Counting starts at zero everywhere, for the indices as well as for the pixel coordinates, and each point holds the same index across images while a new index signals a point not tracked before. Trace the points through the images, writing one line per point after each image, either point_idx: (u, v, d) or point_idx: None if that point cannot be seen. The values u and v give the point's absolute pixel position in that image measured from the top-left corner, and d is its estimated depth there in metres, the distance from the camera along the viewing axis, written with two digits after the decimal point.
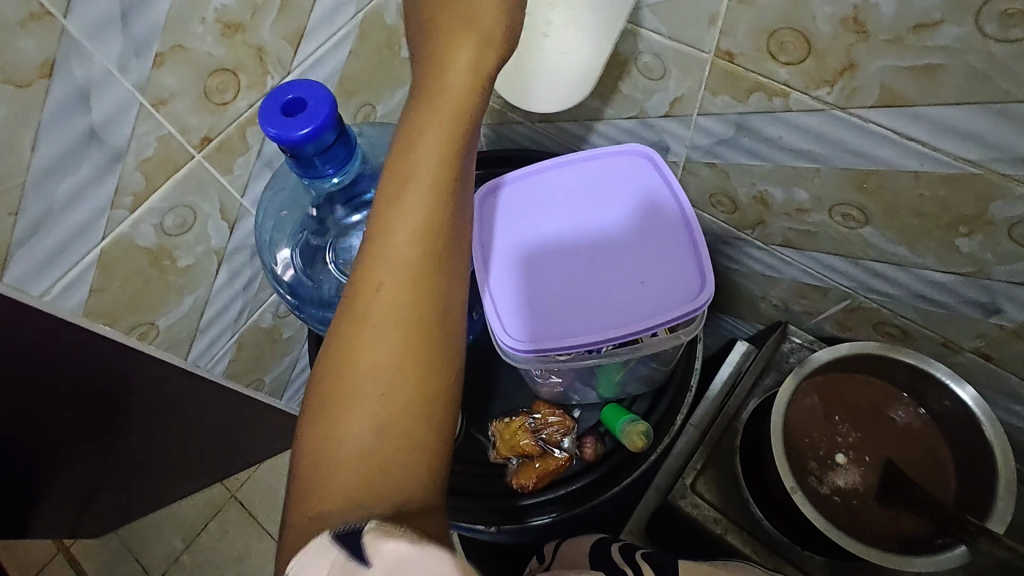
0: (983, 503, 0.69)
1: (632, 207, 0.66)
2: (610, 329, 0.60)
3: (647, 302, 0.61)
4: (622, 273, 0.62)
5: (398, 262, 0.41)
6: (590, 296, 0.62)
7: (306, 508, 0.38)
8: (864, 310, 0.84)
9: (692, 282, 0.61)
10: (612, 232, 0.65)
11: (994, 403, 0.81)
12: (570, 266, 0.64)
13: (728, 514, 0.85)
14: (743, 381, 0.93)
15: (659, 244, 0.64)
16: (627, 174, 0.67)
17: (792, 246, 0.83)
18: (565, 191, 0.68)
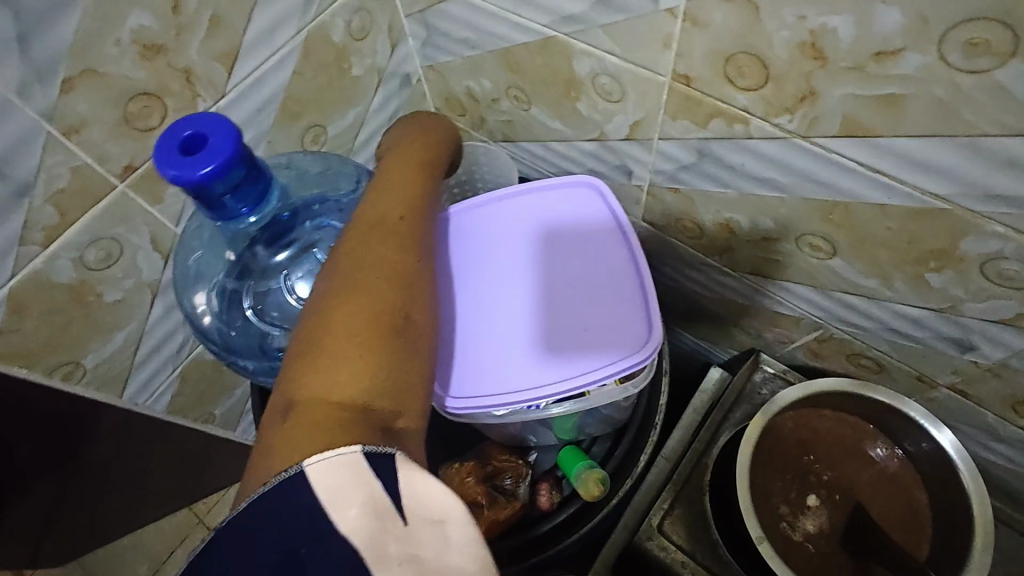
0: (959, 554, 0.65)
1: (578, 244, 0.61)
2: (550, 383, 0.55)
3: (591, 350, 0.56)
4: (564, 320, 0.58)
5: (405, 205, 0.50)
6: (529, 343, 0.57)
7: (327, 385, 0.37)
8: (837, 340, 0.81)
9: (640, 329, 0.57)
10: (555, 272, 0.60)
11: (972, 440, 0.78)
12: (509, 310, 0.59)
13: (697, 556, 0.81)
14: (713, 414, 0.89)
15: (605, 287, 0.59)
16: (575, 207, 0.63)
17: (762, 274, 0.80)
18: (506, 226, 0.63)
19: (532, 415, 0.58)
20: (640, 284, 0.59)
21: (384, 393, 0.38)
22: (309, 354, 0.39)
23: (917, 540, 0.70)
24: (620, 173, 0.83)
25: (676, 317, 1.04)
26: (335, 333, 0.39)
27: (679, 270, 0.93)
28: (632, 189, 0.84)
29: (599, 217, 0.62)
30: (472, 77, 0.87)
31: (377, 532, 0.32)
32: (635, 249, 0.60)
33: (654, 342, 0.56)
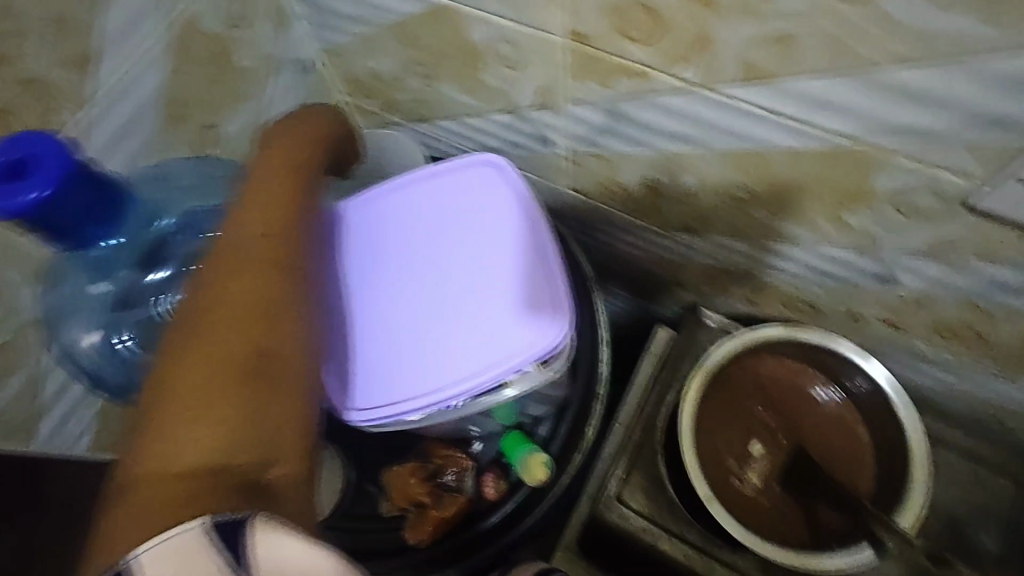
0: (900, 483, 0.68)
1: (473, 225, 0.56)
2: (456, 383, 0.52)
3: (494, 342, 0.53)
4: (464, 313, 0.54)
5: (262, 229, 0.47)
6: (429, 344, 0.54)
7: (172, 455, 0.37)
8: (772, 287, 0.81)
9: (546, 310, 0.53)
10: (451, 261, 0.56)
11: (906, 368, 0.79)
12: (406, 311, 0.55)
13: (659, 520, 0.82)
14: (661, 373, 0.89)
15: (505, 269, 0.54)
16: (468, 185, 0.58)
17: (692, 231, 0.78)
18: (398, 218, 0.59)
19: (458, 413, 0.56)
20: (542, 260, 0.55)
21: (233, 454, 0.37)
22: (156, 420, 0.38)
23: (860, 473, 0.73)
24: (538, 142, 0.79)
25: (618, 281, 1.03)
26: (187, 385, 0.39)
27: (613, 235, 0.91)
28: (553, 157, 0.80)
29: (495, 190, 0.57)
30: (372, 56, 0.81)
31: None
32: (534, 221, 0.55)
33: (563, 321, 0.52)
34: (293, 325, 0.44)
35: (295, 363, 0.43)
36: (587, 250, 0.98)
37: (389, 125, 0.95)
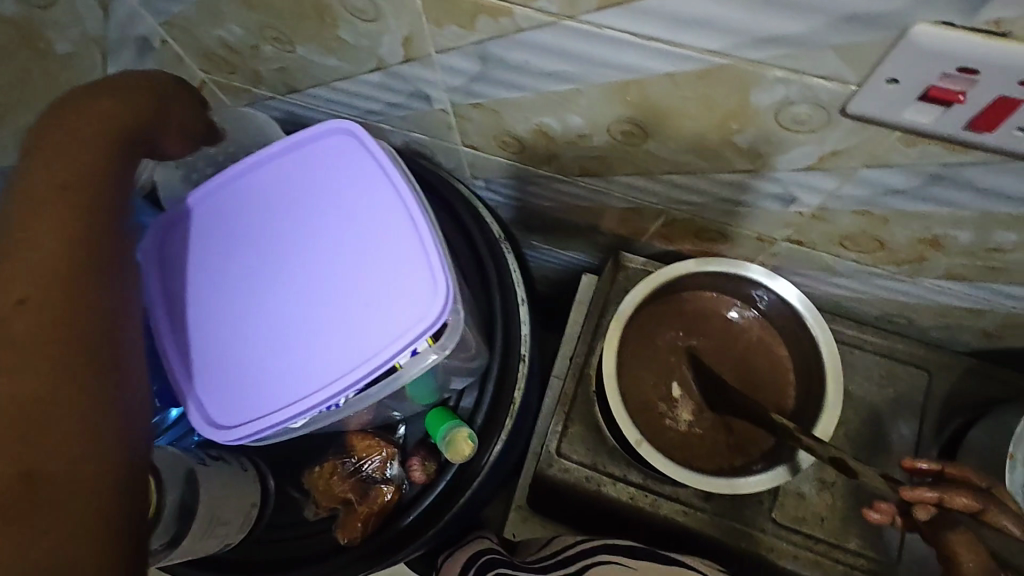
0: (818, 393, 0.70)
1: (336, 205, 0.52)
2: (336, 378, 0.48)
3: (371, 329, 0.48)
4: (335, 302, 0.50)
5: (24, 314, 0.41)
6: (302, 342, 0.50)
7: None
8: (681, 221, 0.79)
9: (423, 284, 0.48)
10: (318, 248, 0.51)
11: (817, 282, 0.80)
12: (274, 309, 0.51)
13: (601, 467, 0.81)
14: (586, 322, 0.88)
15: (375, 247, 0.50)
16: (329, 162, 0.53)
17: (593, 174, 0.75)
18: (258, 209, 0.54)
19: (353, 408, 0.52)
20: (411, 230, 0.50)
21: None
22: None
23: (783, 389, 0.75)
24: (419, 100, 0.73)
25: (536, 235, 1.00)
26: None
27: (519, 189, 0.87)
28: (439, 114, 0.75)
29: (358, 163, 0.53)
30: (218, 25, 0.72)
31: None
32: (401, 191, 0.51)
33: (442, 293, 0.48)
34: (77, 424, 0.40)
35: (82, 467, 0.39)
36: (498, 206, 0.94)
37: (261, 101, 0.86)
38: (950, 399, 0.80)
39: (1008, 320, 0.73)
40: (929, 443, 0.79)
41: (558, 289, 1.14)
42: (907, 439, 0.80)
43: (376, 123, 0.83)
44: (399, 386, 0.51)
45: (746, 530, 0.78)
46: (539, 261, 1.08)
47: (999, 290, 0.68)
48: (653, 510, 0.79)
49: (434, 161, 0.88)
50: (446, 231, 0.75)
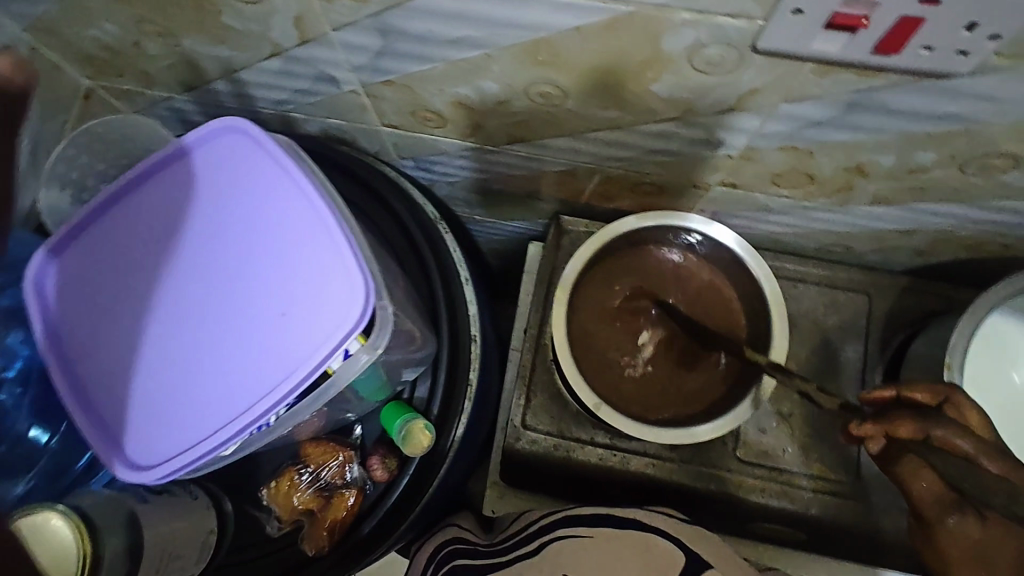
0: (766, 331, 0.71)
1: (240, 217, 0.49)
2: (262, 397, 0.46)
3: (291, 339, 0.46)
4: (250, 319, 0.47)
5: None
6: (220, 363, 0.47)
7: None
8: (616, 177, 0.78)
9: (341, 285, 0.46)
10: (227, 263, 0.49)
11: (755, 221, 0.81)
12: (190, 335, 0.48)
13: (568, 433, 0.81)
14: (537, 292, 0.86)
15: (285, 255, 0.48)
16: (227, 173, 0.51)
17: (520, 140, 0.73)
18: (160, 233, 0.51)
19: (291, 422, 0.50)
20: (321, 227, 0.48)
21: None
22: None
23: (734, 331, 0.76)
24: (327, 83, 0.69)
25: (476, 209, 0.97)
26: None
27: (450, 164, 0.84)
28: (350, 96, 0.71)
29: (258, 170, 0.50)
30: (89, 24, 0.65)
31: None
32: (307, 191, 0.49)
33: (362, 291, 0.46)
34: None
35: None
36: (433, 185, 0.91)
37: (158, 103, 0.80)
38: (891, 318, 0.83)
39: (937, 235, 0.76)
40: (876, 363, 0.82)
41: (508, 260, 1.12)
42: (855, 362, 0.82)
43: (287, 113, 0.78)
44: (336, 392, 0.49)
45: (713, 472, 0.80)
46: (485, 234, 1.05)
47: (926, 208, 0.70)
48: (624, 468, 0.80)
49: (357, 146, 0.83)
50: (378, 219, 0.72)
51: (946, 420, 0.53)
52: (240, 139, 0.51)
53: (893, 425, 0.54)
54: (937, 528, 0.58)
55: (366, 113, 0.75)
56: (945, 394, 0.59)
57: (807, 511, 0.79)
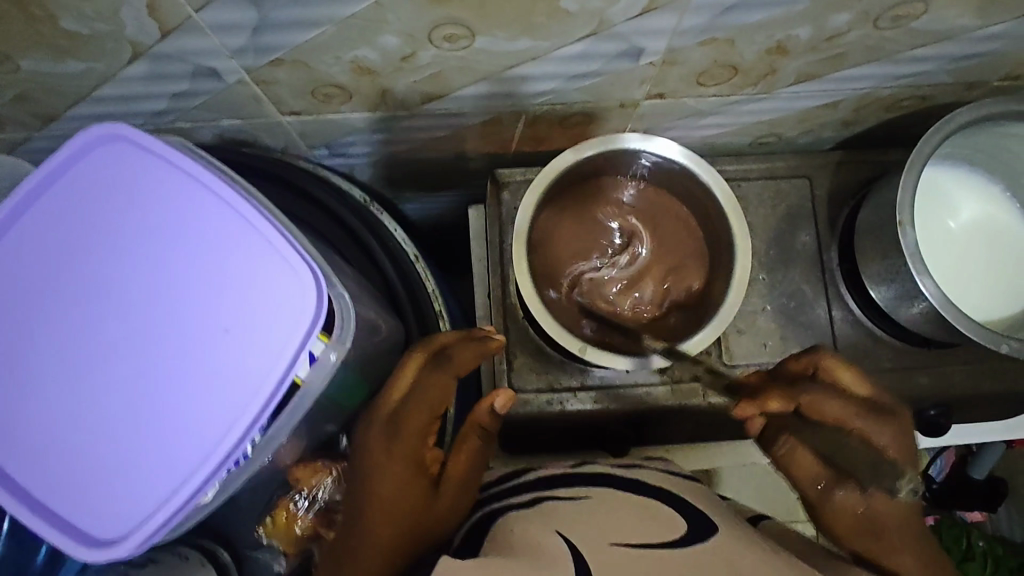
0: (726, 235, 0.71)
1: (141, 235, 0.43)
2: (228, 428, 0.41)
3: (244, 355, 0.41)
4: (186, 343, 0.42)
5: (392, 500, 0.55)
6: (164, 403, 0.42)
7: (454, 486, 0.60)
8: (543, 115, 0.74)
9: (283, 282, 0.42)
10: (141, 289, 0.43)
11: (688, 129, 0.80)
12: (118, 377, 0.42)
13: (558, 386, 0.79)
14: (491, 255, 0.83)
15: (207, 264, 0.43)
16: (111, 186, 0.44)
17: (437, 97, 0.68)
18: (46, 273, 0.44)
19: (264, 449, 0.45)
20: (240, 225, 0.43)
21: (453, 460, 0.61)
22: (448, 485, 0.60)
23: (695, 245, 0.75)
24: (206, 77, 0.61)
25: (406, 185, 0.92)
26: (472, 459, 0.62)
27: (367, 142, 0.78)
28: (238, 88, 0.63)
29: (148, 175, 0.44)
30: None
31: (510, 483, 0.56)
32: (216, 189, 0.44)
33: (311, 284, 0.42)
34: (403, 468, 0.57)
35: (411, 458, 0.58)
36: (353, 169, 0.85)
37: (17, 145, 0.70)
38: (834, 194, 0.85)
39: (859, 103, 0.77)
40: (828, 240, 0.84)
41: (451, 230, 1.07)
42: (810, 245, 0.84)
43: (171, 124, 0.70)
44: (308, 403, 0.46)
45: (705, 387, 0.79)
46: (421, 209, 1.00)
47: (847, 76, 0.70)
48: (621, 405, 0.79)
49: (261, 145, 0.76)
50: (310, 218, 0.67)
51: (815, 388, 0.61)
52: (115, 146, 0.44)
53: (764, 401, 0.62)
54: (822, 502, 0.58)
55: (259, 104, 0.67)
56: (813, 363, 0.64)
57: None
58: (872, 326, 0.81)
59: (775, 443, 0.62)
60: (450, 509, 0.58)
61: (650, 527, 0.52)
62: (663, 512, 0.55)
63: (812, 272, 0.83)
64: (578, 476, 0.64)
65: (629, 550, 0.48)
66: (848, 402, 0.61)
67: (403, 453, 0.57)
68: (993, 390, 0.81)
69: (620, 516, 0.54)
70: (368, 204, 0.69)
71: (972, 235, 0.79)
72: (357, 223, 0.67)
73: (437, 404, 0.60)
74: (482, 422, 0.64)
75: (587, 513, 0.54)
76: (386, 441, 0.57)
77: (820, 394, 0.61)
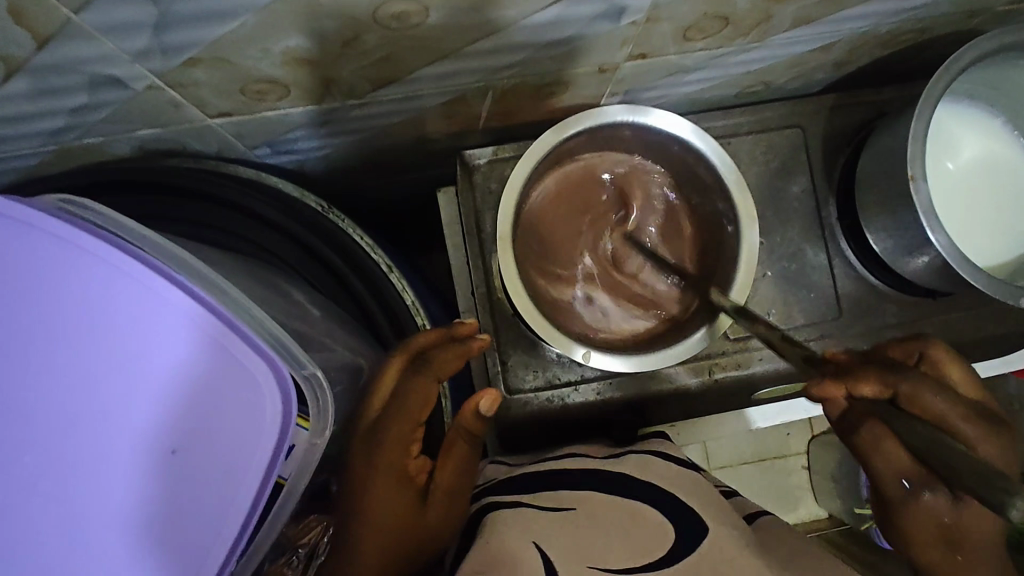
0: (727, 210, 0.66)
1: (55, 339, 0.37)
2: (201, 556, 0.37)
3: (212, 471, 0.37)
4: (132, 464, 0.37)
5: (377, 521, 0.50)
6: (115, 535, 0.37)
7: (451, 495, 0.54)
8: (512, 88, 0.65)
9: (245, 384, 0.38)
10: (70, 406, 0.37)
11: (673, 86, 0.72)
12: (57, 510, 0.36)
13: (557, 381, 0.74)
14: (468, 246, 0.76)
15: (141, 367, 0.37)
16: (10, 280, 0.37)
17: (390, 82, 0.58)
18: None
19: (253, 557, 0.43)
20: (171, 315, 0.37)
21: (448, 467, 0.55)
22: (441, 495, 0.53)
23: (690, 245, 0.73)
24: (107, 87, 0.51)
25: (364, 175, 0.82)
26: (462, 466, 0.55)
27: (313, 136, 0.68)
28: (150, 94, 0.53)
29: (63, 268, 0.37)
30: None
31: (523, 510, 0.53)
32: (146, 280, 0.37)
33: (277, 381, 0.38)
34: (385, 483, 0.52)
35: (393, 472, 0.52)
36: (303, 166, 0.75)
37: None
38: (829, 142, 0.79)
39: (855, 42, 0.70)
40: (826, 194, 0.79)
41: (418, 215, 0.98)
42: (806, 200, 0.78)
43: (79, 141, 0.59)
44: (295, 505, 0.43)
45: (710, 363, 0.75)
46: (383, 196, 0.91)
47: (846, 15, 0.63)
48: (624, 394, 0.75)
49: (191, 152, 0.65)
50: (266, 240, 0.62)
51: (917, 378, 0.54)
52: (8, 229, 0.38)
53: (857, 381, 0.52)
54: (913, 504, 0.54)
55: (178, 110, 0.57)
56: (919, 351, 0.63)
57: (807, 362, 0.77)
58: (874, 280, 0.77)
59: (861, 428, 0.55)
60: (442, 520, 0.53)
61: (635, 547, 0.48)
62: (654, 525, 0.50)
63: (810, 230, 0.78)
64: (566, 469, 0.60)
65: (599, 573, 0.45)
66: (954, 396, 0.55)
67: (385, 469, 0.52)
68: (995, 332, 0.79)
69: (607, 525, 0.50)
70: (326, 213, 0.63)
71: (971, 175, 0.75)
72: (317, 240, 0.62)
73: (418, 414, 0.54)
74: (469, 423, 0.56)
75: (571, 523, 0.50)
76: (365, 456, 0.52)
77: (922, 386, 0.54)
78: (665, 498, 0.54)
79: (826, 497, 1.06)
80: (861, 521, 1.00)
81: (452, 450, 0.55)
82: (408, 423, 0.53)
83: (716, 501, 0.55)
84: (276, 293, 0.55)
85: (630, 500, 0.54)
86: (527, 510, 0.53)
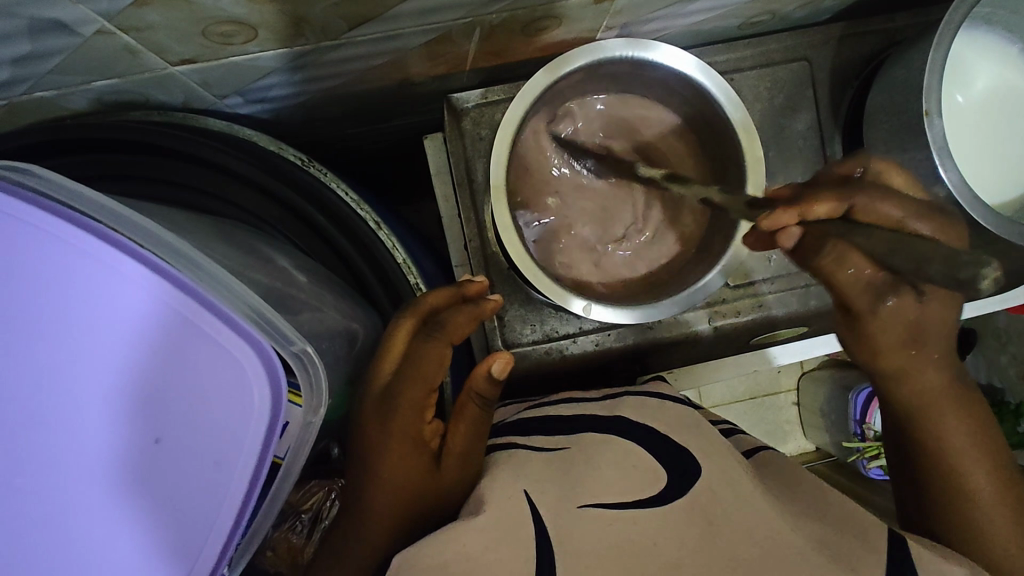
0: (732, 152, 0.64)
1: (20, 331, 0.35)
2: (201, 541, 0.36)
3: (200, 459, 0.36)
4: (119, 454, 0.35)
5: (394, 488, 0.50)
6: (109, 527, 0.35)
7: (467, 461, 0.52)
8: (502, 24, 0.60)
9: (228, 371, 0.36)
10: (43, 398, 0.35)
11: (673, 17, 0.67)
12: (45, 505, 0.35)
13: (555, 334, 0.72)
14: (459, 196, 0.72)
15: (117, 352, 0.35)
16: None
17: (368, 19, 0.53)
18: None
19: (251, 545, 0.42)
20: (144, 296, 0.34)
21: (463, 433, 0.54)
22: (457, 461, 0.52)
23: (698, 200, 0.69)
24: (51, 32, 0.46)
25: (346, 122, 0.77)
26: (474, 428, 0.54)
27: (289, 83, 0.63)
28: (103, 40, 0.47)
29: (23, 250, 0.34)
30: None
31: (511, 459, 0.53)
32: (111, 260, 0.34)
33: (261, 363, 0.36)
34: (401, 451, 0.51)
35: (407, 439, 0.52)
36: (278, 115, 0.70)
37: None
38: (836, 75, 0.75)
39: None
40: (832, 130, 0.75)
41: (405, 164, 0.94)
42: (810, 138, 0.75)
43: (29, 94, 0.54)
44: (293, 485, 0.43)
45: (709, 311, 0.74)
46: (364, 145, 0.86)
47: None
48: (625, 343, 0.73)
49: (157, 105, 0.60)
50: (246, 200, 0.59)
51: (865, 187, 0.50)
52: None
53: (808, 204, 0.49)
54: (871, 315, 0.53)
55: (133, 57, 0.51)
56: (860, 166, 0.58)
57: (807, 305, 0.75)
58: None
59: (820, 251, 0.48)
60: (456, 483, 0.51)
61: (630, 484, 0.47)
62: (644, 462, 0.49)
63: (813, 167, 0.75)
64: (566, 413, 0.60)
65: (593, 514, 0.44)
66: (910, 200, 0.51)
67: (400, 434, 0.51)
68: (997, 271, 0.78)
69: (598, 464, 0.49)
70: (307, 165, 0.60)
71: (982, 107, 0.71)
72: (297, 198, 0.59)
73: (431, 379, 0.52)
74: (479, 387, 0.55)
75: (564, 468, 0.50)
76: (378, 423, 0.52)
77: (877, 193, 0.50)
78: (658, 436, 0.53)
79: (815, 430, 1.08)
80: (848, 454, 1.03)
81: (464, 415, 0.55)
82: (419, 389, 0.52)
83: (713, 435, 0.54)
84: (256, 259, 0.51)
85: (629, 443, 0.52)
86: (520, 452, 0.54)
